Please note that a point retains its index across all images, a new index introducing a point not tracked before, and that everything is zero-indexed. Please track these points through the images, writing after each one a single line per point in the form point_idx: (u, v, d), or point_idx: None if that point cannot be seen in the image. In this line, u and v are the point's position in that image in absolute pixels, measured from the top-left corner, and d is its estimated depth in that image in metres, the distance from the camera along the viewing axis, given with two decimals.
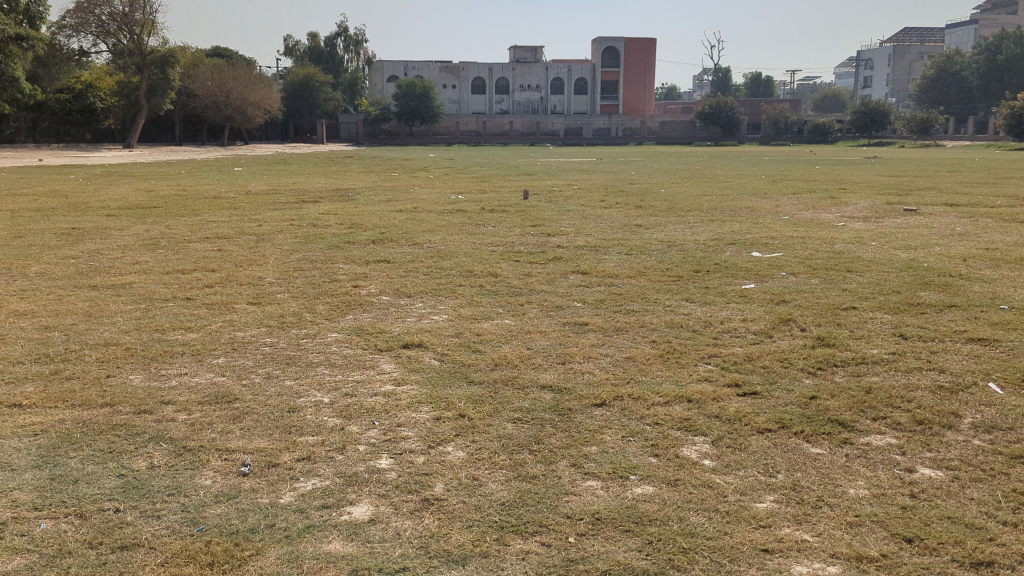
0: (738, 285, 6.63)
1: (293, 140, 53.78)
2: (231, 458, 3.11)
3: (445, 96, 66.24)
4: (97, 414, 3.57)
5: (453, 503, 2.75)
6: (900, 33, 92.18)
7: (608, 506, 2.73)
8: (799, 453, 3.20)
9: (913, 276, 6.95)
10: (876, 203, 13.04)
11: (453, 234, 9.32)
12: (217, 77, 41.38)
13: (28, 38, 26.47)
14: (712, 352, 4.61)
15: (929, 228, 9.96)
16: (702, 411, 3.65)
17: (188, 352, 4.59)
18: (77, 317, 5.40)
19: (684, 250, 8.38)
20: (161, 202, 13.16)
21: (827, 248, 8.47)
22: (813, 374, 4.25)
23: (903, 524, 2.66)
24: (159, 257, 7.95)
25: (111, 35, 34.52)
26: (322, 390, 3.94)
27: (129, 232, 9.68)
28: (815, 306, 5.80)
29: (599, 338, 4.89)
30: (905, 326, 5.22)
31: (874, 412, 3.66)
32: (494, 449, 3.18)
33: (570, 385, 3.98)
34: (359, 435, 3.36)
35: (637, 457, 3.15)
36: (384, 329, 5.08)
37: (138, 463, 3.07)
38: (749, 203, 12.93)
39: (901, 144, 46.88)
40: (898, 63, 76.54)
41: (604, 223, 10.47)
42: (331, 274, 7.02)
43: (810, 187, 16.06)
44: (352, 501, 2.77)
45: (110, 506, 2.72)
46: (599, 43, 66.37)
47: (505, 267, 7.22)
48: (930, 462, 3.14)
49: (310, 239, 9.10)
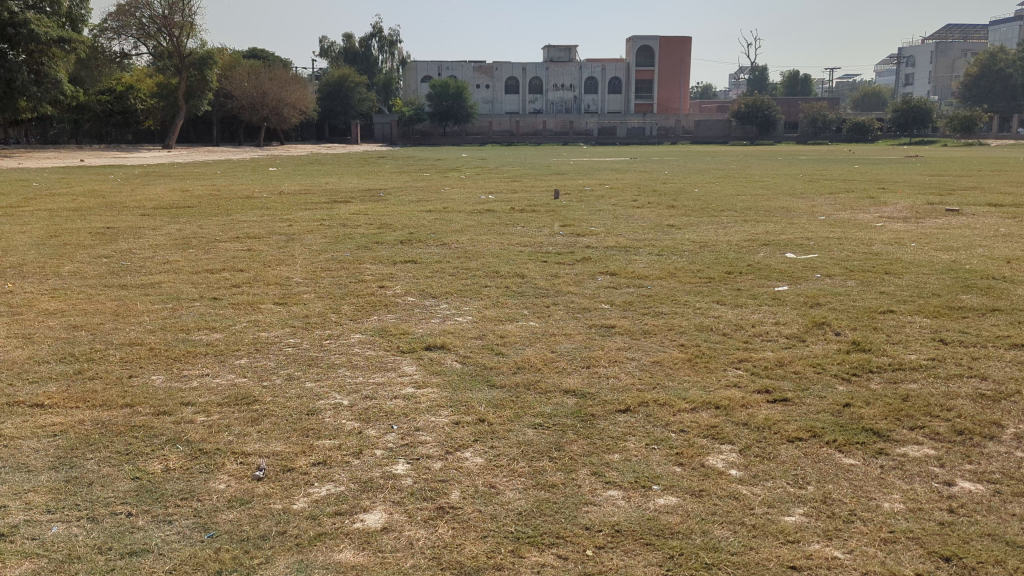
0: (770, 286, 6.49)
1: (328, 140, 54.23)
2: (247, 462, 3.07)
3: (479, 96, 66.36)
4: (117, 415, 3.56)
5: (468, 513, 2.67)
6: (943, 31, 90.41)
7: (629, 518, 2.64)
8: (831, 464, 3.08)
9: (953, 278, 6.74)
10: (916, 203, 12.72)
11: (482, 234, 9.24)
12: (253, 78, 41.85)
13: (70, 41, 26.89)
14: (741, 357, 4.48)
15: (971, 230, 9.68)
16: (730, 418, 3.54)
17: (210, 352, 4.57)
18: (104, 317, 5.41)
19: (716, 250, 8.24)
20: (194, 202, 13.23)
21: (864, 249, 8.27)
22: (847, 380, 4.10)
23: (940, 541, 2.52)
24: (189, 257, 7.97)
25: (152, 37, 35.06)
26: (342, 391, 3.89)
27: (161, 232, 9.73)
28: (850, 309, 5.64)
29: (626, 341, 4.79)
30: (944, 331, 5.03)
31: (912, 421, 3.51)
32: (513, 456, 3.10)
33: (595, 390, 3.87)
34: (377, 439, 3.30)
35: (661, 466, 3.05)
36: (407, 330, 5.04)
37: (153, 466, 3.04)
38: (784, 204, 12.70)
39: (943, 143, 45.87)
40: (940, 61, 75.00)
41: (636, 223, 10.32)
42: (357, 274, 6.98)
43: (848, 187, 15.73)
44: (366, 507, 2.71)
45: (122, 509, 2.69)
46: (634, 42, 66.03)
47: (533, 267, 7.15)
48: (970, 475, 2.99)
49: (339, 239, 9.09)
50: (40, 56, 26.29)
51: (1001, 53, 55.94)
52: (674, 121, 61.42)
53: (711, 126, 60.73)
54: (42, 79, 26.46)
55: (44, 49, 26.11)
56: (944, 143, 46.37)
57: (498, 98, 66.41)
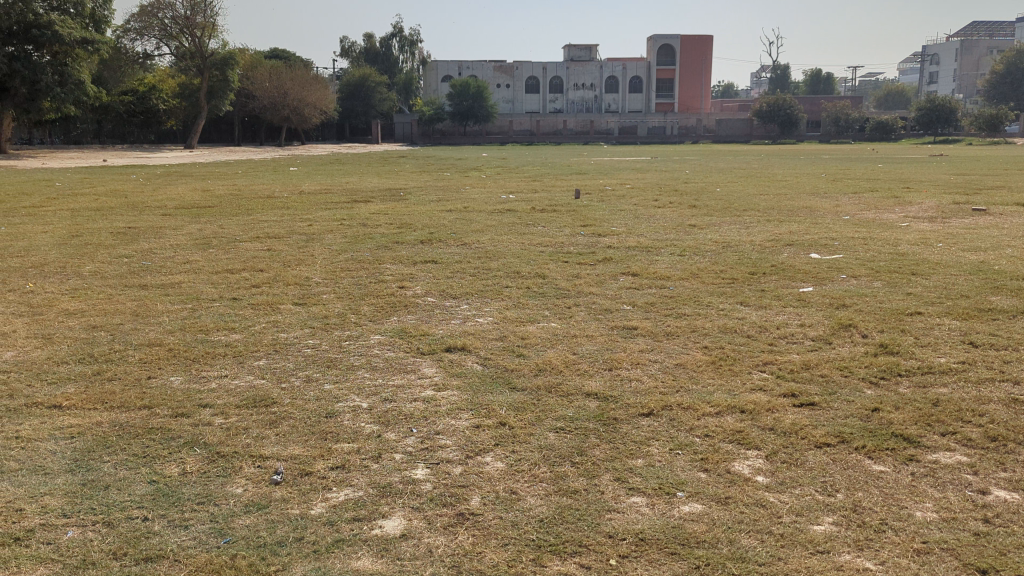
0: (795, 287, 6.38)
1: (349, 140, 54.41)
2: (264, 466, 3.04)
3: (500, 95, 66.38)
4: (135, 417, 3.54)
5: (489, 519, 2.62)
6: (969, 28, 89.30)
7: (653, 526, 2.57)
8: (861, 470, 3.00)
9: (982, 279, 6.60)
10: (942, 202, 12.52)
11: (502, 234, 9.15)
12: (275, 78, 42.10)
13: (93, 42, 27.13)
14: (767, 359, 4.40)
15: (999, 230, 9.49)
16: (756, 422, 3.46)
17: (229, 353, 4.57)
18: (124, 317, 5.42)
19: (739, 251, 8.13)
20: (215, 202, 13.28)
21: (890, 250, 8.12)
22: (876, 384, 4.00)
23: (976, 552, 2.43)
24: (210, 257, 7.97)
25: (174, 38, 35.38)
26: (362, 394, 3.85)
27: (182, 232, 9.76)
28: (877, 311, 5.53)
29: (648, 343, 4.72)
30: (975, 333, 4.92)
31: (944, 426, 3.41)
32: (534, 461, 3.04)
33: (617, 393, 3.81)
34: (396, 443, 3.26)
35: (685, 472, 2.97)
36: (427, 331, 5.00)
37: (171, 469, 3.02)
38: (807, 203, 12.54)
39: (967, 143, 45.30)
40: (966, 59, 74.02)
41: (658, 223, 10.20)
42: (377, 275, 6.94)
43: (872, 186, 15.50)
44: (385, 513, 2.67)
45: (138, 514, 2.67)
46: (655, 40, 65.78)
47: (553, 268, 7.07)
48: (1005, 483, 2.90)
49: (359, 239, 9.08)
50: (64, 57, 26.54)
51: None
52: (695, 120, 61.05)
53: (732, 125, 60.31)
54: (66, 79, 26.66)
55: (67, 50, 26.35)
56: (969, 142, 45.83)
57: (518, 97, 66.41)
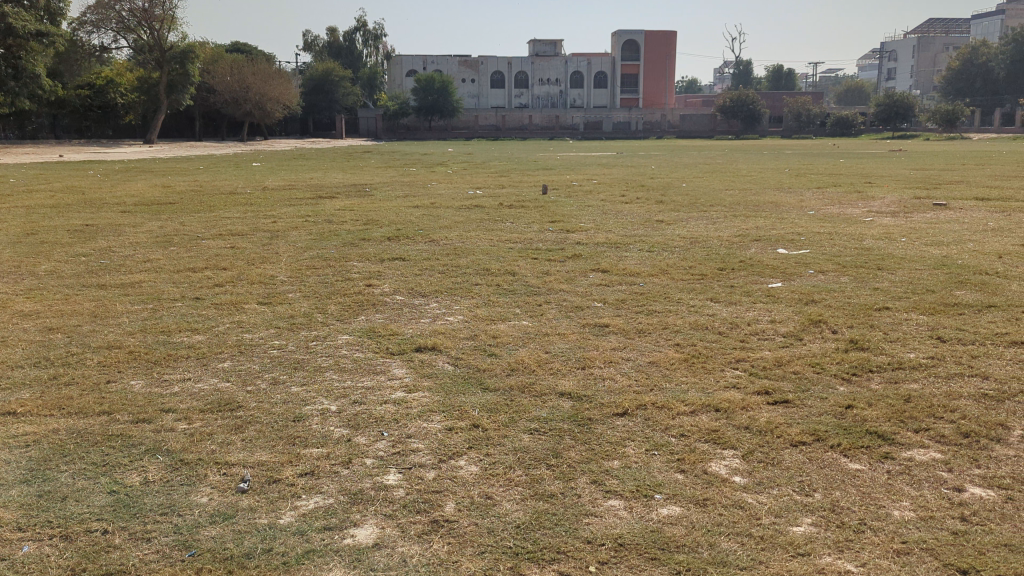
0: (764, 283, 6.37)
1: (313, 135, 53.79)
2: (230, 473, 2.94)
3: (465, 90, 66.16)
4: (93, 424, 3.41)
5: (464, 526, 2.56)
6: (925, 26, 91.03)
7: (632, 530, 2.53)
8: (836, 469, 2.98)
9: (947, 274, 6.67)
10: (903, 197, 12.72)
11: (471, 231, 9.06)
12: (236, 71, 41.40)
13: (48, 34, 26.51)
14: (739, 357, 4.39)
15: (960, 225, 9.61)
16: (731, 421, 3.44)
17: (192, 355, 4.44)
18: (82, 318, 5.26)
19: (707, 246, 8.15)
20: (176, 198, 13.04)
21: (856, 245, 8.19)
22: (848, 380, 4.00)
23: (955, 552, 2.42)
24: (171, 255, 7.78)
25: (132, 31, 34.64)
26: (330, 396, 3.76)
27: (143, 229, 9.54)
28: (846, 306, 5.55)
29: (621, 341, 4.67)
30: (942, 327, 4.96)
31: (916, 422, 3.42)
32: (509, 464, 2.98)
33: (591, 392, 3.76)
34: (367, 447, 3.17)
35: (662, 472, 2.94)
36: (396, 330, 4.90)
37: (132, 478, 2.91)
38: (772, 199, 12.63)
39: (925, 138, 46.10)
40: (923, 55, 75.18)
41: (626, 219, 10.17)
42: (344, 273, 6.82)
43: (835, 181, 15.67)
44: (357, 521, 2.59)
45: (97, 526, 2.56)
46: (620, 35, 66.01)
47: (523, 265, 7.01)
48: (980, 480, 2.90)
49: (325, 235, 8.96)
50: (18, 50, 25.94)
51: (983, 47, 56.44)
52: (660, 115, 61.45)
53: (696, 121, 60.78)
54: (21, 73, 26.49)
55: (21, 43, 25.64)
56: (927, 138, 46.58)
57: (483, 92, 66.24)
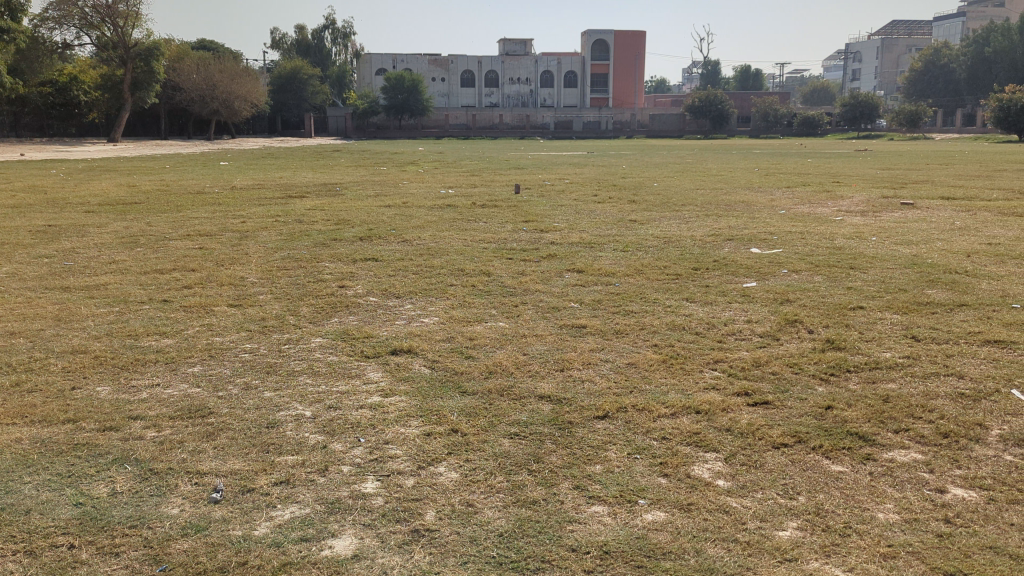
0: (739, 283, 6.38)
1: (281, 133, 53.21)
2: (202, 483, 2.85)
3: (435, 88, 65.97)
4: (58, 432, 3.29)
5: (446, 535, 2.50)
6: (889, 27, 92.51)
7: (617, 537, 2.48)
8: (819, 471, 2.96)
9: (916, 273, 6.72)
10: (872, 196, 12.85)
11: (443, 231, 8.98)
12: (202, 69, 40.75)
13: (8, 30, 25.97)
14: (717, 357, 4.37)
15: (927, 223, 9.71)
16: (712, 423, 3.41)
17: (161, 359, 4.33)
18: (46, 322, 5.11)
19: (681, 246, 8.14)
20: (142, 198, 12.78)
21: (826, 244, 8.24)
22: (826, 381, 4.00)
23: (942, 555, 2.41)
24: (137, 256, 7.63)
25: (95, 27, 33.97)
26: (305, 402, 3.67)
27: (107, 230, 9.31)
28: (821, 306, 5.57)
29: (598, 342, 4.64)
30: (916, 327, 4.98)
31: (896, 423, 3.41)
32: (489, 470, 2.92)
33: (570, 395, 3.71)
34: (343, 454, 3.10)
35: (645, 477, 2.90)
36: (371, 333, 4.81)
37: (99, 489, 2.80)
38: (742, 198, 12.70)
39: (890, 138, 46.76)
40: (887, 56, 76.15)
41: (599, 219, 10.17)
42: (315, 274, 6.72)
43: (804, 180, 15.82)
44: (334, 532, 2.52)
45: (63, 540, 2.47)
46: (590, 35, 66.23)
47: (498, 266, 6.94)
48: (961, 481, 2.89)
49: (296, 236, 8.80)
50: None
51: (945, 48, 57.44)
52: (629, 114, 61.79)
53: (665, 120, 61.22)
54: None
55: None
56: (890, 138, 47.11)
57: (453, 91, 66.09)
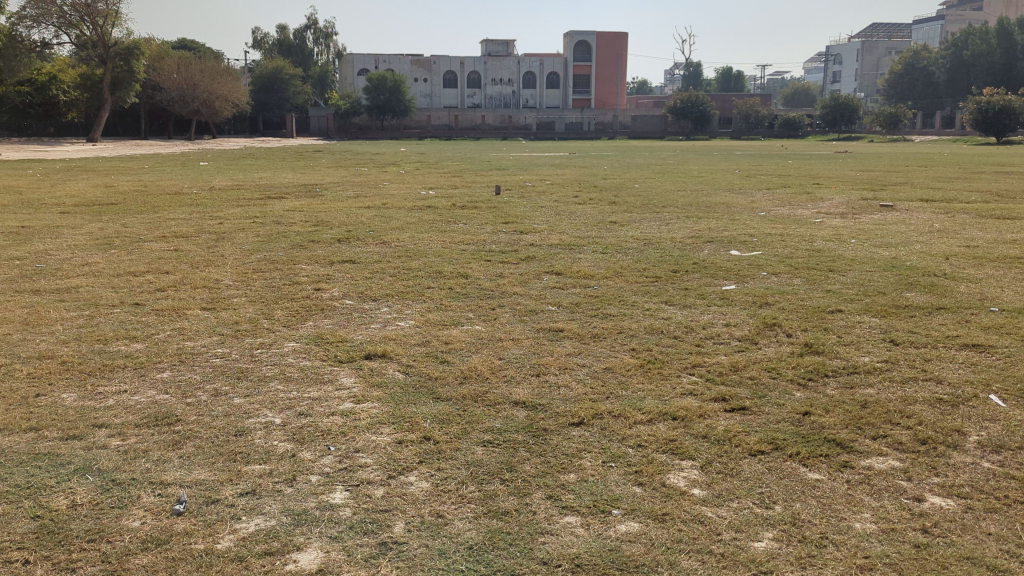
0: (718, 285, 6.36)
1: (262, 134, 52.91)
2: (166, 494, 2.77)
3: (417, 89, 65.88)
4: (18, 441, 3.20)
5: (414, 548, 2.43)
6: (869, 30, 93.34)
7: (589, 550, 2.44)
8: (797, 479, 2.92)
9: (896, 276, 6.72)
10: (852, 198, 12.91)
11: (423, 232, 8.95)
12: (183, 69, 40.38)
13: None
14: (695, 362, 4.33)
15: (907, 226, 9.74)
16: (689, 430, 3.36)
17: (130, 365, 4.23)
18: (14, 326, 5.01)
19: (661, 247, 8.13)
20: (118, 199, 12.63)
21: (806, 247, 8.23)
22: (803, 386, 3.96)
23: (919, 567, 2.37)
24: (111, 258, 7.51)
25: (74, 27, 33.62)
26: (275, 409, 3.59)
27: (81, 231, 9.22)
28: (800, 309, 5.55)
29: (575, 346, 4.59)
30: (894, 330, 4.97)
31: (874, 429, 3.38)
32: (461, 479, 2.86)
33: (546, 402, 3.65)
34: (312, 463, 3.03)
35: (620, 486, 2.84)
36: (345, 338, 4.73)
37: (58, 501, 2.71)
38: (724, 200, 12.70)
39: (870, 140, 47.05)
40: (866, 59, 76.81)
41: (579, 220, 10.12)
42: (291, 276, 6.62)
43: (784, 182, 15.87)
44: (300, 545, 2.46)
45: (17, 556, 2.39)
46: (572, 36, 66.31)
47: (476, 267, 6.90)
48: (939, 489, 2.86)
49: (273, 237, 8.73)
50: None
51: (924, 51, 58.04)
52: (612, 116, 61.92)
53: (648, 121, 61.37)
54: None
55: None
56: (871, 140, 47.47)
57: (436, 92, 65.98)
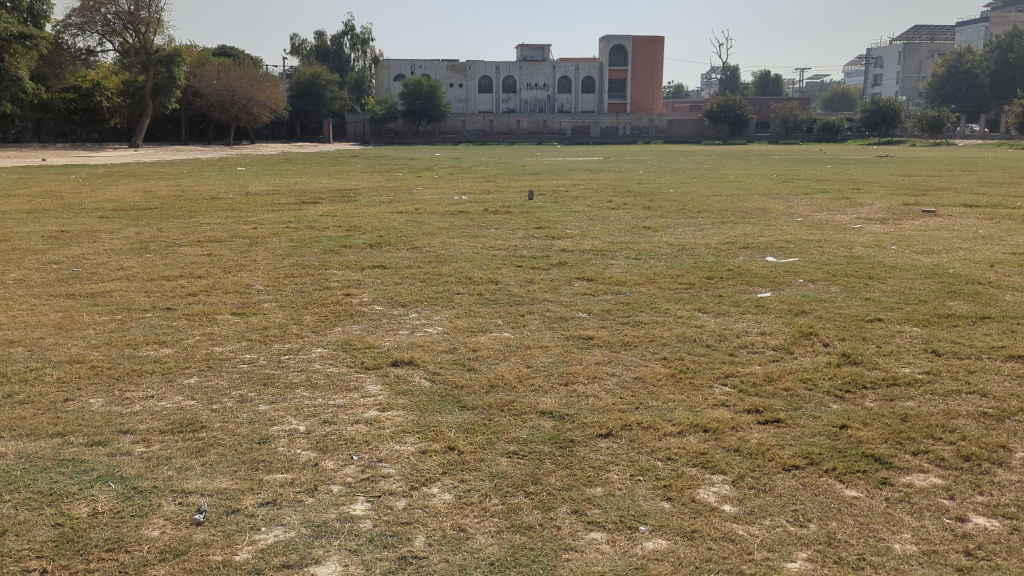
0: (753, 293, 6.22)
1: (299, 139, 53.53)
2: (186, 503, 2.74)
3: (453, 95, 66.05)
4: (44, 447, 3.20)
5: (434, 563, 2.37)
6: (910, 32, 91.91)
7: (614, 566, 2.36)
8: (833, 497, 2.81)
9: (938, 283, 6.53)
10: (893, 203, 12.61)
11: (455, 237, 8.91)
12: (223, 75, 41.09)
13: (30, 37, 26.59)
14: (728, 371, 4.22)
15: (949, 231, 9.50)
16: (721, 443, 3.26)
17: (158, 370, 4.23)
18: (47, 330, 5.04)
19: (696, 253, 8.00)
20: (157, 203, 12.77)
21: (845, 253, 8.05)
22: (841, 398, 3.83)
23: None
24: (145, 262, 7.57)
25: (117, 34, 34.22)
26: (299, 416, 3.56)
27: (119, 235, 9.33)
28: (838, 317, 5.40)
29: (606, 355, 4.50)
30: (936, 341, 4.80)
31: (914, 444, 3.25)
32: (485, 492, 2.80)
33: (573, 412, 3.58)
34: (334, 473, 2.98)
35: (648, 501, 2.76)
36: (373, 344, 4.69)
37: (79, 509, 2.70)
38: (761, 205, 12.48)
39: (912, 143, 46.21)
40: (908, 62, 75.46)
41: (611, 225, 10.00)
42: (322, 282, 6.62)
43: (822, 187, 15.58)
44: (318, 558, 2.41)
45: (36, 565, 2.37)
46: (608, 41, 66.13)
47: (506, 273, 6.82)
48: (983, 509, 2.73)
49: (305, 242, 8.74)
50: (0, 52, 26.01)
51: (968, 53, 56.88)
52: (647, 120, 61.58)
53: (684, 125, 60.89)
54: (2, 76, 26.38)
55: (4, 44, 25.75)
56: (913, 143, 46.68)
57: (471, 97, 66.08)
